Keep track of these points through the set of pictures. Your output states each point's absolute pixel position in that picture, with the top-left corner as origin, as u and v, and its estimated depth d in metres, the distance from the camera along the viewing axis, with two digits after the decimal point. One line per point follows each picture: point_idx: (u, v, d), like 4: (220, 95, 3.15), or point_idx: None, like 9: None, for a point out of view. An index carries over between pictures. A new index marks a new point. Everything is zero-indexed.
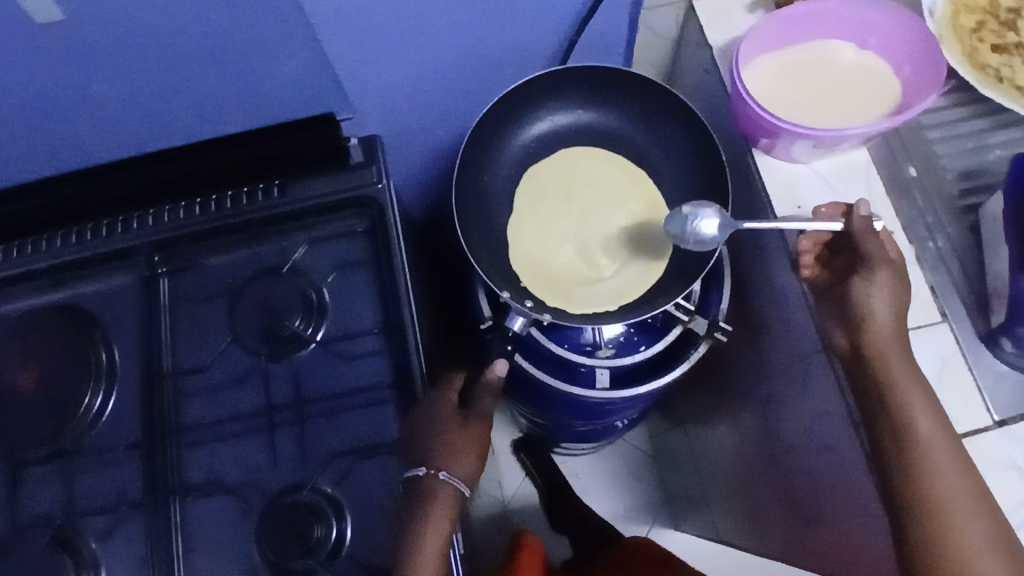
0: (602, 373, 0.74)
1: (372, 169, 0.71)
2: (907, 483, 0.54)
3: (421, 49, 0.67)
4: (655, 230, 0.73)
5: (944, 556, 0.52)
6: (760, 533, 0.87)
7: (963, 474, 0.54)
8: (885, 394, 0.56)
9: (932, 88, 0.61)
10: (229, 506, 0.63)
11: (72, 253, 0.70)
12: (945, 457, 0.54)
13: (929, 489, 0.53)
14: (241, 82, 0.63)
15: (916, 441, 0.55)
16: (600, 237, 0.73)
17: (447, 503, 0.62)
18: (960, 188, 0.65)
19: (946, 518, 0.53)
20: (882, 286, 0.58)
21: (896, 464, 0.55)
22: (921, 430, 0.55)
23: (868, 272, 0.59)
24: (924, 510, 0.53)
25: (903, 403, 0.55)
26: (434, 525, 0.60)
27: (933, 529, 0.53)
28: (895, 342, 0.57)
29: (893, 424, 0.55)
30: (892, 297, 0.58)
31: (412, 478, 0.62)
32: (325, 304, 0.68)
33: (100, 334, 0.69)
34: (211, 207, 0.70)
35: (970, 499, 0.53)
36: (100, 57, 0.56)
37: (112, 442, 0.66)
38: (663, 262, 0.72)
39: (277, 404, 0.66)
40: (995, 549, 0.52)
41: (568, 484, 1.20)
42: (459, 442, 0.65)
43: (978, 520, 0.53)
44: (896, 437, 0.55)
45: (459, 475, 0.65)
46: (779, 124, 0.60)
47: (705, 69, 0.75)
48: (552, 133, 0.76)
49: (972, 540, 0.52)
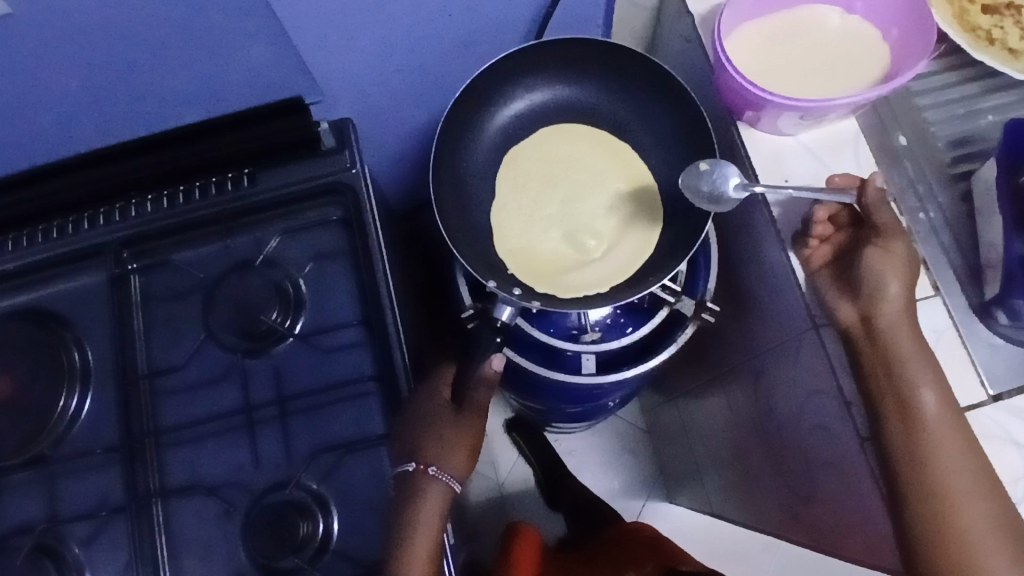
0: (588, 359, 0.72)
1: (344, 154, 0.68)
2: (910, 460, 0.53)
3: (389, 27, 0.64)
4: (641, 208, 0.71)
5: (944, 533, 0.52)
6: (752, 507, 0.87)
7: (966, 451, 0.53)
8: (892, 368, 0.55)
9: (919, 52, 0.59)
10: (212, 506, 0.62)
11: (38, 252, 0.67)
12: (948, 433, 0.53)
13: (931, 466, 0.53)
14: (202, 67, 0.60)
15: (922, 417, 0.54)
16: (586, 218, 0.71)
17: (439, 501, 0.60)
18: (952, 155, 0.63)
19: (948, 496, 0.52)
20: (897, 257, 0.56)
21: (901, 440, 0.54)
22: (926, 404, 0.54)
23: (885, 242, 0.57)
24: (926, 488, 0.53)
25: (909, 377, 0.55)
26: (426, 521, 0.58)
27: (934, 506, 0.52)
28: (903, 316, 0.56)
29: (900, 398, 0.54)
30: (906, 267, 0.56)
31: (402, 474, 0.60)
32: (303, 297, 0.66)
33: (73, 335, 0.67)
34: (179, 200, 0.67)
35: (973, 475, 0.53)
36: (52, 51, 0.53)
37: (90, 446, 0.64)
38: (653, 239, 0.70)
39: (257, 402, 0.64)
40: (994, 527, 0.52)
41: (561, 463, 1.19)
42: (452, 438, 0.63)
43: (979, 498, 0.52)
44: (902, 413, 0.54)
45: (449, 471, 0.62)
46: (765, 96, 0.58)
47: (686, 39, 0.72)
48: (533, 111, 0.74)
49: (971, 518, 0.52)
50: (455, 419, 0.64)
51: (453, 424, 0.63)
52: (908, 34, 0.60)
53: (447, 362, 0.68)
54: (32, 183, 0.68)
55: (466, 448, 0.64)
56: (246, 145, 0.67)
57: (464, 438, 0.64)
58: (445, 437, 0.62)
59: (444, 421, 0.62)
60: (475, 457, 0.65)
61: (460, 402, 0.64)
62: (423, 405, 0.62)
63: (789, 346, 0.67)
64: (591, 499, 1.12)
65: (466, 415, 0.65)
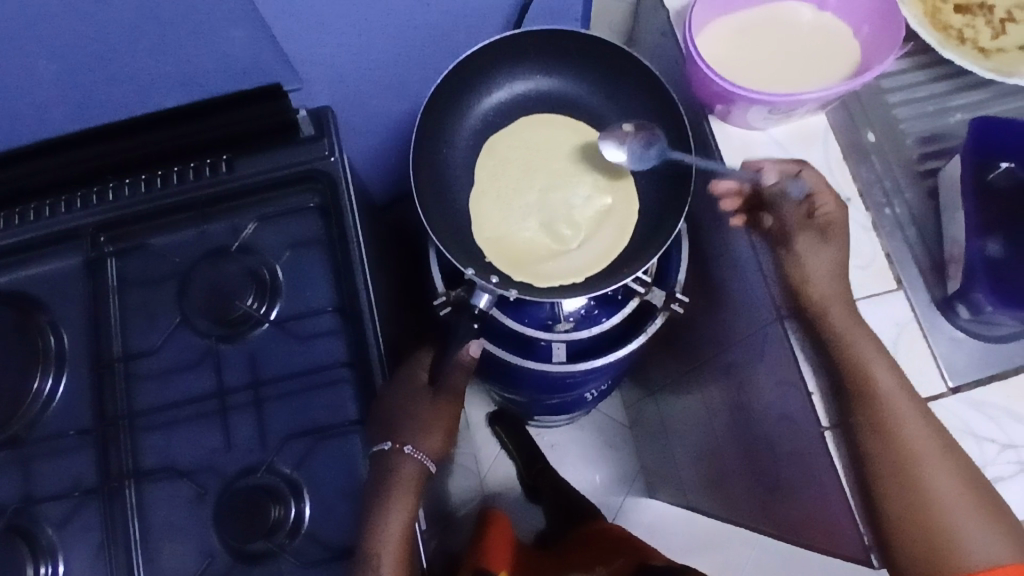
0: (559, 348, 0.73)
1: (325, 142, 0.68)
2: (875, 442, 0.54)
3: (365, 16, 0.64)
4: (619, 197, 0.71)
5: (915, 508, 0.53)
6: (727, 501, 0.88)
7: (926, 427, 0.54)
8: (842, 354, 0.56)
9: (889, 48, 0.59)
10: (185, 490, 0.62)
11: (14, 235, 0.67)
12: (907, 409, 0.54)
13: (894, 444, 0.54)
14: (176, 53, 0.60)
15: (879, 398, 0.54)
16: (565, 208, 0.71)
17: (412, 479, 0.61)
18: (920, 152, 0.64)
19: (913, 472, 0.53)
20: (807, 248, 0.58)
21: (864, 422, 0.55)
22: (881, 384, 0.55)
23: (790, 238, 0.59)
24: (894, 468, 0.53)
25: (861, 359, 0.55)
26: (400, 502, 0.59)
27: (903, 484, 0.53)
28: (841, 301, 0.57)
29: (858, 382, 0.55)
30: (824, 256, 0.58)
31: (379, 453, 0.60)
32: (280, 283, 0.67)
33: (48, 318, 0.67)
34: (155, 185, 0.67)
35: (938, 448, 0.54)
36: (24, 34, 0.53)
37: (64, 428, 0.64)
38: (629, 233, 0.70)
39: (230, 387, 0.64)
40: (964, 497, 0.53)
41: (541, 455, 1.20)
42: (429, 420, 0.63)
43: (948, 472, 0.53)
44: (861, 394, 0.55)
45: (424, 451, 0.63)
46: (734, 90, 0.59)
47: (662, 32, 0.73)
48: (511, 101, 0.74)
49: (942, 495, 0.53)
50: (432, 400, 0.64)
51: (429, 405, 0.64)
52: (878, 30, 0.61)
53: (421, 350, 0.68)
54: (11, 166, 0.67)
55: (444, 428, 0.65)
56: (219, 132, 0.67)
57: (443, 418, 0.65)
58: (422, 417, 0.63)
59: (419, 405, 0.62)
60: (452, 434, 0.66)
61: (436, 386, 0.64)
62: (399, 393, 0.62)
63: (757, 337, 0.68)
64: (574, 496, 1.12)
65: (441, 398, 0.65)
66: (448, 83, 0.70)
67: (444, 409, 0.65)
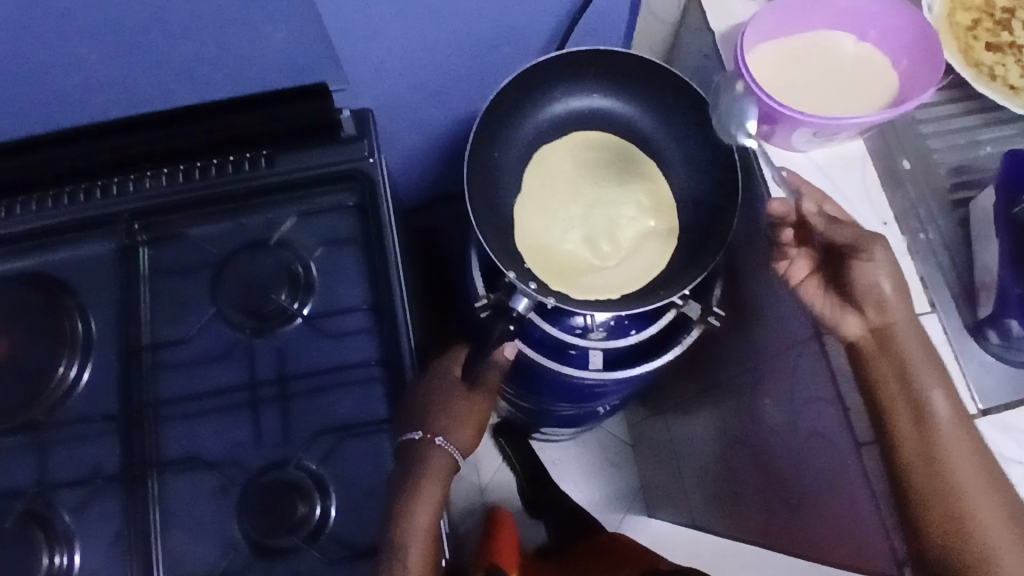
0: (595, 355, 0.74)
1: (364, 143, 0.69)
2: (928, 470, 0.55)
3: (424, 20, 0.66)
4: (660, 220, 0.75)
5: (955, 534, 0.55)
6: (735, 521, 0.88)
7: (974, 455, 0.56)
8: (904, 372, 0.57)
9: (930, 79, 0.63)
10: (208, 482, 0.62)
11: (47, 217, 0.67)
12: (959, 435, 0.56)
13: (944, 468, 0.56)
14: (231, 47, 0.61)
15: (935, 418, 0.57)
16: (609, 224, 0.75)
17: (441, 470, 0.62)
18: (952, 182, 0.66)
19: (957, 498, 0.55)
20: (880, 263, 0.59)
21: (918, 448, 0.56)
22: (938, 408, 0.57)
23: (867, 252, 0.60)
24: (942, 494, 0.55)
25: (921, 383, 0.57)
26: (426, 497, 0.59)
27: (949, 510, 0.55)
28: (910, 322, 0.59)
29: (917, 403, 0.57)
30: (891, 272, 0.59)
31: (409, 443, 0.61)
32: (313, 279, 0.67)
33: (76, 302, 0.66)
34: (194, 176, 0.67)
35: (983, 477, 0.56)
36: (88, 15, 0.53)
37: (87, 412, 0.63)
38: (666, 259, 0.74)
39: (261, 380, 0.64)
40: (1003, 527, 0.55)
41: (543, 469, 1.20)
42: (461, 412, 0.65)
43: (990, 500, 0.55)
44: (919, 416, 0.57)
45: (456, 444, 0.64)
46: (783, 110, 0.62)
47: (705, 54, 0.76)
48: (567, 116, 0.77)
49: (983, 523, 0.55)
50: (464, 394, 0.66)
51: (461, 399, 0.66)
52: (918, 63, 0.65)
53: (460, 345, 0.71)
54: (48, 147, 0.68)
55: (475, 423, 0.66)
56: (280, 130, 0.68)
57: (476, 412, 0.67)
58: (454, 411, 0.65)
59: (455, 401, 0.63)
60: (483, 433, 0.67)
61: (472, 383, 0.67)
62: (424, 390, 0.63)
63: (788, 358, 0.69)
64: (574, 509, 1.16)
65: (474, 392, 0.67)
66: (506, 94, 0.74)
67: (477, 405, 0.67)
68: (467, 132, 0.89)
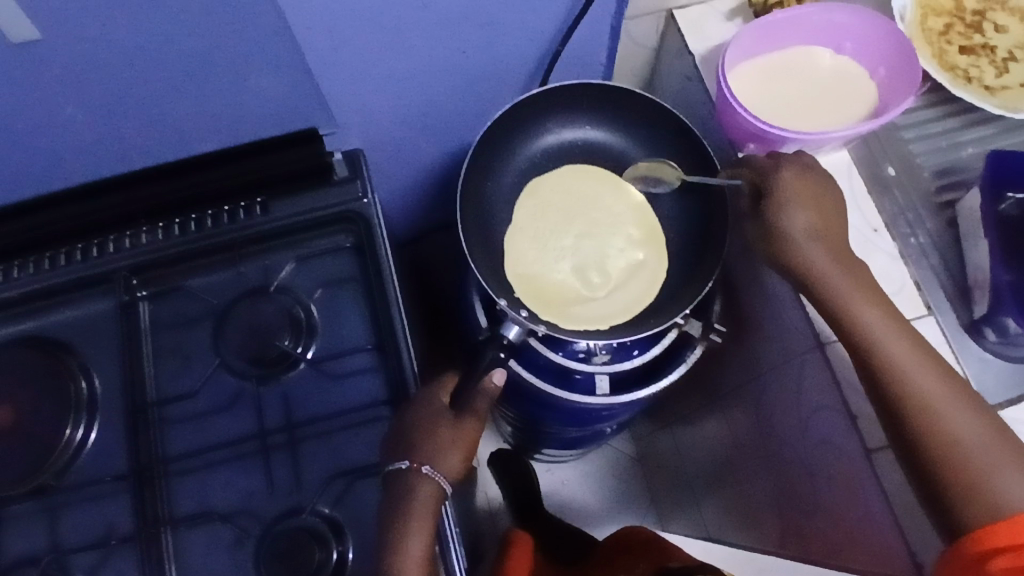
0: (601, 380, 0.75)
1: (357, 183, 0.70)
2: (910, 418, 0.56)
3: (413, 61, 0.68)
4: (649, 252, 0.76)
5: (940, 452, 0.54)
6: (751, 528, 0.88)
7: (935, 374, 0.57)
8: (841, 311, 0.60)
9: (905, 89, 0.66)
10: (221, 535, 0.61)
11: (44, 279, 0.66)
12: (914, 356, 0.57)
13: (908, 390, 0.56)
14: (219, 102, 0.61)
15: (881, 344, 0.58)
16: (599, 255, 0.75)
17: (428, 499, 0.59)
18: (937, 184, 0.69)
19: (932, 417, 0.55)
20: (798, 210, 0.62)
21: (882, 387, 0.57)
22: (883, 337, 0.58)
23: (778, 210, 0.62)
24: (914, 422, 0.55)
25: (861, 315, 0.59)
26: (419, 523, 0.57)
27: (925, 429, 0.55)
28: (840, 263, 0.61)
29: (862, 335, 0.58)
30: (811, 214, 0.62)
31: (395, 472, 0.60)
32: (315, 322, 0.67)
33: (79, 362, 0.66)
34: (191, 228, 0.68)
35: (951, 392, 0.56)
36: (77, 80, 0.54)
37: (98, 474, 0.63)
38: (652, 293, 0.74)
39: (269, 428, 0.64)
40: (985, 438, 0.54)
41: (536, 496, 1.16)
42: (449, 440, 0.62)
43: (962, 413, 0.55)
44: (862, 345, 0.58)
45: (442, 471, 0.61)
46: (765, 128, 0.64)
47: (687, 77, 0.78)
48: (559, 147, 0.80)
49: (964, 437, 0.54)
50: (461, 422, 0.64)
51: (455, 427, 0.63)
52: (893, 72, 0.68)
53: (448, 371, 0.68)
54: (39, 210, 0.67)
55: (464, 449, 0.63)
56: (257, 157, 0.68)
57: (467, 438, 0.63)
58: (442, 438, 0.61)
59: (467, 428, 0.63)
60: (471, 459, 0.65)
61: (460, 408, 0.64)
62: (426, 407, 0.62)
63: (793, 366, 0.70)
64: (575, 537, 1.08)
65: (462, 419, 0.63)
66: (499, 126, 0.76)
67: (467, 432, 0.63)
68: (459, 166, 0.91)
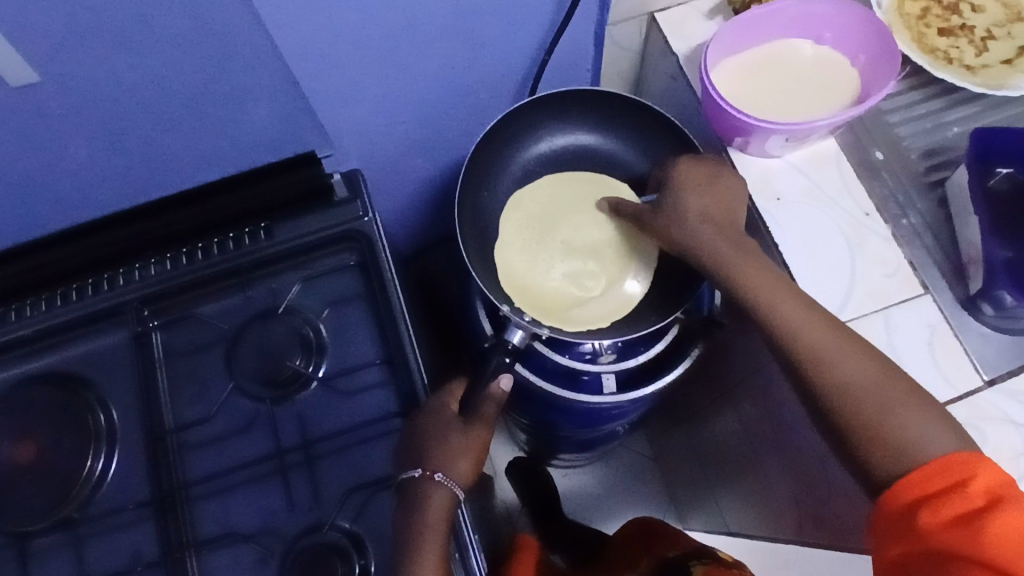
0: (608, 378, 0.76)
1: (357, 203, 0.71)
2: (813, 378, 0.57)
3: (401, 80, 0.70)
4: (642, 247, 0.77)
5: (840, 402, 0.56)
6: (769, 517, 0.88)
7: (826, 328, 0.58)
8: (737, 283, 0.61)
9: (887, 74, 0.67)
10: (245, 555, 0.62)
11: (59, 316, 0.68)
12: (809, 318, 0.58)
13: (798, 344, 0.57)
14: (216, 132, 0.63)
15: (772, 309, 0.59)
16: (590, 258, 0.76)
17: (442, 506, 0.60)
18: (926, 165, 0.70)
19: (826, 368, 0.56)
20: (693, 196, 0.65)
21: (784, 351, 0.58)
22: (778, 302, 0.59)
23: (675, 204, 0.66)
24: (817, 378, 0.56)
25: (753, 285, 0.60)
26: (431, 531, 0.58)
27: (827, 385, 0.56)
28: (726, 241, 0.63)
29: (757, 304, 0.60)
30: (707, 197, 0.65)
31: (408, 480, 0.61)
32: (324, 342, 0.68)
33: (95, 395, 0.67)
34: (198, 257, 0.70)
35: (841, 344, 0.57)
36: (77, 118, 0.55)
37: (121, 503, 0.64)
38: (647, 284, 0.76)
39: (286, 447, 0.65)
40: (880, 384, 0.56)
41: (556, 500, 1.17)
42: (459, 446, 0.64)
43: (856, 362, 0.56)
44: (756, 308, 0.60)
45: (455, 478, 0.63)
46: (750, 122, 0.65)
47: (673, 76, 0.80)
48: (553, 153, 0.81)
49: (859, 385, 0.56)
50: (465, 429, 0.65)
51: (464, 434, 0.64)
52: (874, 58, 0.69)
53: (458, 379, 0.69)
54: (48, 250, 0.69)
55: (474, 453, 0.65)
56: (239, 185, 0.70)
57: (475, 446, 0.66)
58: (450, 445, 0.63)
59: (473, 436, 0.65)
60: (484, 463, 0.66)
61: (469, 414, 0.66)
62: (435, 415, 0.63)
63: None
64: (589, 536, 1.10)
65: (471, 425, 0.65)
66: (492, 137, 0.78)
67: (476, 437, 0.66)
68: (456, 179, 0.93)
